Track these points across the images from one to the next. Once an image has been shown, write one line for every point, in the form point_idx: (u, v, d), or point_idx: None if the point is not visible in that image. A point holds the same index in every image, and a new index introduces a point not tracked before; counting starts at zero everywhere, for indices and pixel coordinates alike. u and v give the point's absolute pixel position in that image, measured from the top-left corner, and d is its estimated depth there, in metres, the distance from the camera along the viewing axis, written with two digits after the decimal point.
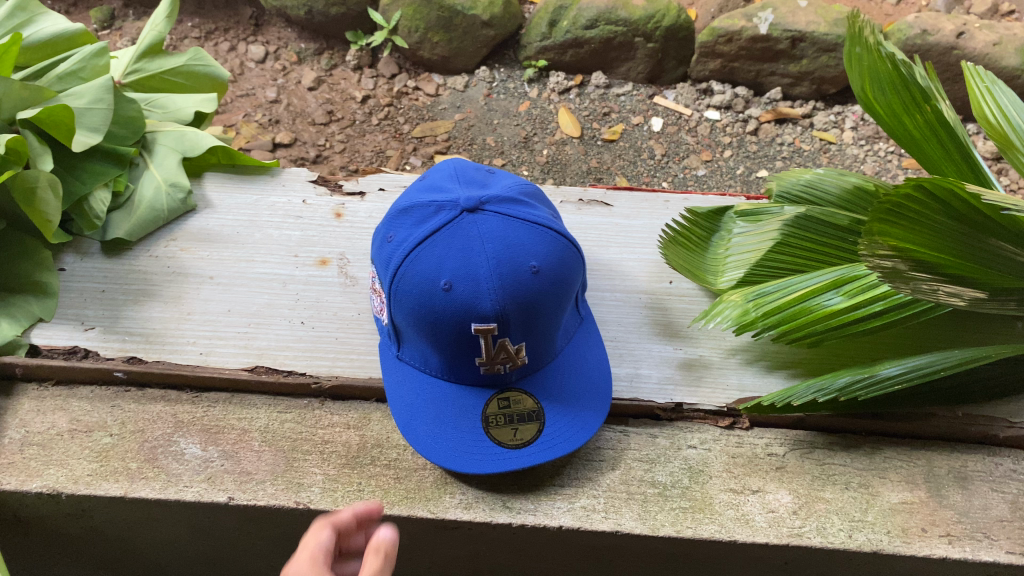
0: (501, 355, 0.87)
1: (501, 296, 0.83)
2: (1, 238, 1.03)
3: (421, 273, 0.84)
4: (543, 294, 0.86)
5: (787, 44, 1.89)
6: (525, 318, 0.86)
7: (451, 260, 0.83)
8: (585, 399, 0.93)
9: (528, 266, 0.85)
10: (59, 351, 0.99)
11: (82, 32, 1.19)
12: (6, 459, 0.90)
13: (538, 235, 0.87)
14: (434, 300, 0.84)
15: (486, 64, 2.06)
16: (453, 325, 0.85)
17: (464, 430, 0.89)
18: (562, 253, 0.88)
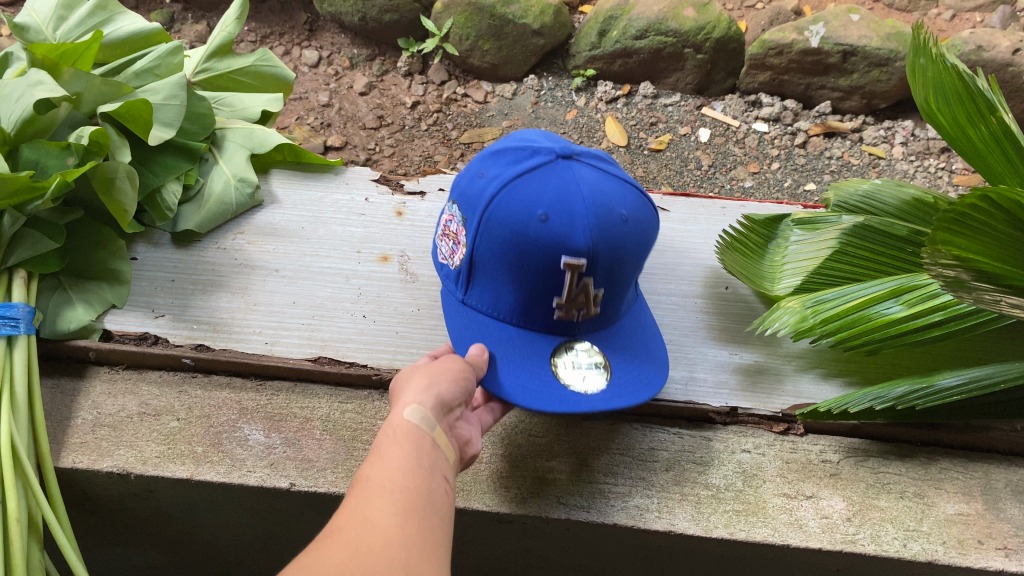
0: (579, 299, 0.85)
1: (595, 234, 0.81)
2: (80, 227, 1.07)
3: (516, 203, 0.82)
4: (630, 242, 0.84)
5: (837, 58, 1.88)
6: (611, 265, 0.84)
7: (549, 192, 0.82)
8: (647, 360, 0.92)
9: (620, 212, 0.84)
10: (131, 336, 1.04)
11: (157, 31, 1.23)
12: (79, 439, 0.94)
13: (628, 192, 0.87)
14: (527, 228, 0.81)
15: (535, 72, 2.09)
16: (543, 258, 0.82)
17: (538, 372, 0.86)
18: (646, 213, 0.88)
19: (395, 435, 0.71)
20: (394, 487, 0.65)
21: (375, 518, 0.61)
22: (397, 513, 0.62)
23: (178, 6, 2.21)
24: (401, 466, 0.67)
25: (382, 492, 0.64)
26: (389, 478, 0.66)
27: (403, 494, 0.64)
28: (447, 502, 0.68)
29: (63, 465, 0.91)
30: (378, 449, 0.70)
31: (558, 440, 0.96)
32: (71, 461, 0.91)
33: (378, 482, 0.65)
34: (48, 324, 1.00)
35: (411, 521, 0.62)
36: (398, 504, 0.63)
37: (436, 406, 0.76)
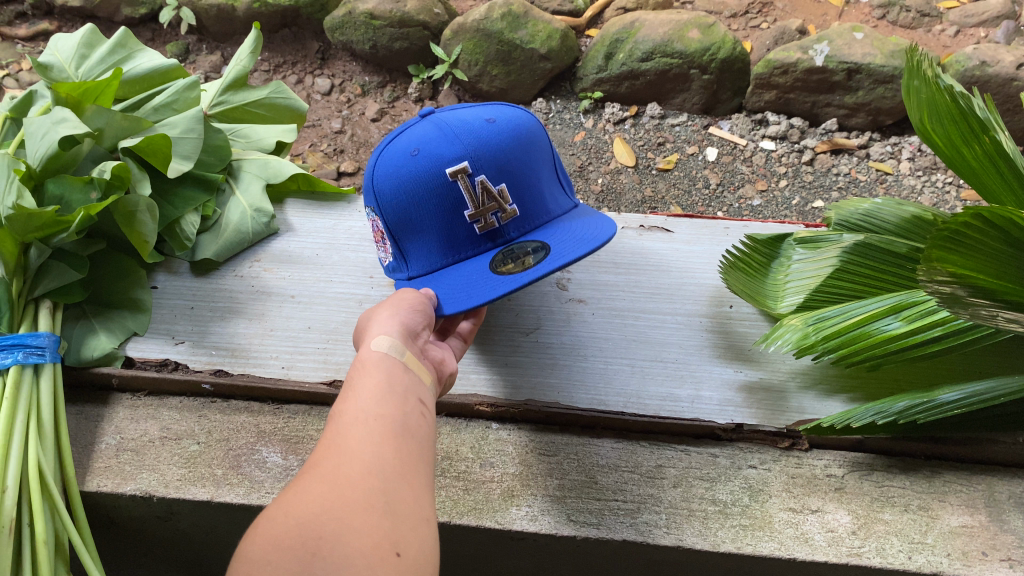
0: (489, 203, 0.92)
1: (466, 139, 0.93)
2: (102, 258, 1.11)
3: (393, 158, 0.94)
4: (504, 136, 0.95)
5: (842, 76, 1.90)
6: (497, 162, 0.93)
7: (415, 134, 0.95)
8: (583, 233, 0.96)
9: (485, 118, 0.96)
10: (152, 363, 1.07)
11: (175, 67, 1.27)
12: (103, 463, 0.97)
13: (489, 108, 1.00)
14: (410, 163, 0.92)
15: (544, 96, 2.12)
16: (433, 183, 0.92)
17: (475, 279, 0.91)
18: (519, 120, 1.00)
19: (365, 366, 0.74)
20: (368, 415, 0.68)
21: (352, 448, 0.64)
22: (372, 439, 0.65)
23: (194, 38, 2.27)
24: (373, 394, 0.70)
25: (356, 422, 0.66)
26: (362, 407, 0.68)
27: (377, 421, 0.67)
28: (424, 423, 0.72)
29: (89, 488, 0.95)
30: (350, 382, 0.73)
31: (567, 458, 0.98)
32: (96, 484, 0.95)
33: (351, 413, 0.68)
34: (72, 352, 1.04)
35: (387, 445, 0.65)
36: (374, 431, 0.66)
37: (402, 335, 0.80)
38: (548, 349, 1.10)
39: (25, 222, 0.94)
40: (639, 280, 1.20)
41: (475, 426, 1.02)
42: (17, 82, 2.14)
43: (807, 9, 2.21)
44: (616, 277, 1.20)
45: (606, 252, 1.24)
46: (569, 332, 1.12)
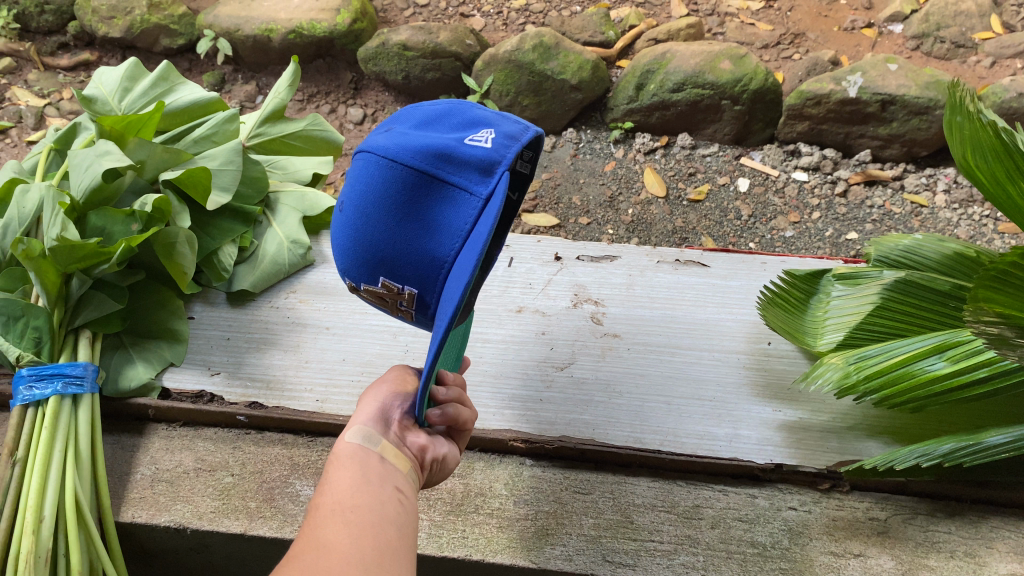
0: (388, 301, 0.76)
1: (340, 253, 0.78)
2: (141, 289, 1.12)
3: None
4: (351, 231, 0.74)
5: (876, 107, 1.89)
6: (361, 264, 0.75)
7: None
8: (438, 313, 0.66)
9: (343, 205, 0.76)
10: (188, 394, 1.08)
11: (216, 100, 1.28)
12: (138, 494, 0.97)
13: (355, 166, 0.75)
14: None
15: (574, 125, 2.13)
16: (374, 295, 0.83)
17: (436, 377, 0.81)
18: (375, 167, 0.71)
19: (346, 453, 0.75)
20: (347, 504, 0.69)
21: (330, 541, 0.64)
22: (351, 532, 0.65)
23: (229, 68, 2.31)
24: (350, 485, 0.71)
25: (336, 512, 0.68)
26: (339, 500, 0.69)
27: (354, 514, 0.68)
28: (405, 509, 0.72)
29: (123, 519, 0.95)
30: (327, 475, 0.74)
31: (603, 497, 0.97)
32: (131, 515, 0.95)
33: (329, 507, 0.68)
34: (110, 382, 1.05)
35: (365, 538, 0.66)
36: (351, 524, 0.66)
37: (378, 423, 0.79)
38: (582, 385, 1.09)
39: (67, 252, 0.95)
40: (674, 315, 1.19)
41: (508, 461, 1.01)
42: (57, 111, 2.19)
43: (840, 40, 2.21)
44: (650, 312, 1.19)
45: (641, 286, 1.23)
46: (602, 367, 1.11)
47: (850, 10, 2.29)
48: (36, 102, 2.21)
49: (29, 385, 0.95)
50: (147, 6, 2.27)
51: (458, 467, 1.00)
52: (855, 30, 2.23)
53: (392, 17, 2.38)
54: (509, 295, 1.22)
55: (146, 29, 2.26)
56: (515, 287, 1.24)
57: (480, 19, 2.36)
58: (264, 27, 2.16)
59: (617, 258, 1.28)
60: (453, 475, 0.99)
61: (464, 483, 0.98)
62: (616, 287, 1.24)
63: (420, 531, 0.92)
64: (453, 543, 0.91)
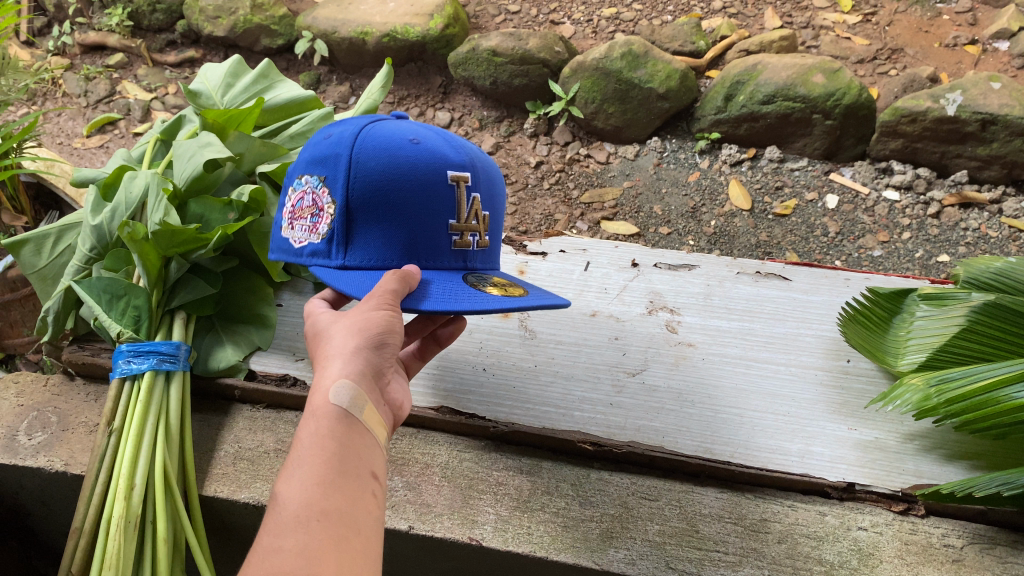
0: (471, 223, 0.89)
1: (465, 153, 0.91)
2: (234, 275, 1.17)
3: (382, 138, 0.86)
4: (488, 166, 0.95)
5: (976, 127, 1.83)
6: (484, 188, 0.93)
7: (412, 130, 0.90)
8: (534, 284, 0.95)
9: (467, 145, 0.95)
10: (273, 377, 1.12)
11: (312, 98, 1.33)
12: (221, 470, 1.02)
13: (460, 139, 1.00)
14: (408, 148, 0.86)
15: (659, 135, 2.12)
16: (430, 176, 0.85)
17: (458, 288, 0.85)
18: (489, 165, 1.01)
19: (315, 438, 0.72)
20: (309, 508, 0.66)
21: (289, 557, 0.62)
22: (312, 543, 0.63)
23: (325, 69, 2.38)
24: (319, 479, 0.69)
25: (297, 519, 0.65)
26: (305, 500, 0.67)
27: (320, 522, 0.65)
28: (371, 506, 0.71)
29: (206, 493, 1.00)
30: (296, 452, 0.71)
31: (669, 505, 0.97)
32: (214, 490, 1.00)
33: (295, 510, 0.66)
34: (201, 362, 1.10)
35: (330, 548, 0.64)
36: (315, 533, 0.64)
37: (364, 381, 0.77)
38: (654, 393, 1.09)
39: (167, 236, 1.01)
40: (751, 327, 1.18)
41: (577, 463, 1.02)
42: (163, 105, 2.30)
43: (940, 57, 2.14)
44: (727, 323, 1.19)
45: (719, 297, 1.23)
46: (675, 376, 1.11)
47: (952, 26, 2.22)
48: (144, 96, 2.33)
49: (128, 359, 1.00)
50: (250, 6, 2.36)
51: (527, 465, 1.02)
52: (957, 47, 2.16)
53: (484, 23, 2.42)
54: (584, 298, 1.23)
55: (248, 29, 2.35)
56: (591, 291, 1.25)
57: (571, 26, 2.37)
58: (359, 30, 2.23)
59: (695, 268, 1.28)
60: (522, 472, 1.01)
61: (532, 481, 0.99)
62: (693, 296, 1.23)
63: (486, 524, 0.94)
64: (518, 537, 0.92)
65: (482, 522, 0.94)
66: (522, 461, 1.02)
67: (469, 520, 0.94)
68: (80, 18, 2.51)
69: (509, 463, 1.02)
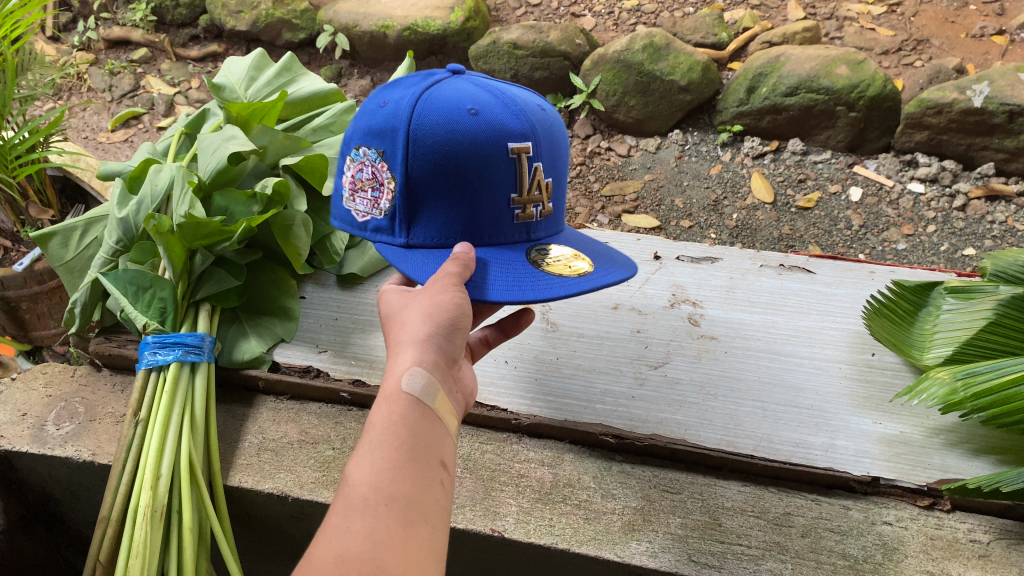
0: (536, 195, 0.87)
1: (527, 117, 0.86)
2: (257, 267, 1.18)
3: (440, 107, 0.82)
4: (553, 128, 0.90)
5: (1003, 118, 1.80)
6: (551, 154, 0.89)
7: (469, 89, 0.85)
8: (603, 258, 0.92)
9: (536, 103, 0.91)
10: (296, 368, 1.13)
11: (335, 91, 1.34)
12: (245, 460, 1.03)
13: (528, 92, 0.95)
14: (462, 117, 0.81)
15: (680, 127, 2.11)
16: (487, 150, 0.82)
17: (520, 270, 0.83)
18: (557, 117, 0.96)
19: (386, 423, 0.71)
20: (377, 492, 0.66)
21: (355, 540, 0.62)
22: (380, 528, 0.63)
23: (346, 63, 2.39)
24: (389, 465, 0.68)
25: (364, 502, 0.65)
26: (374, 486, 0.66)
27: (387, 506, 0.65)
28: (442, 493, 0.70)
29: (231, 483, 1.01)
30: (369, 436, 0.71)
31: (691, 498, 0.96)
32: (237, 480, 1.01)
33: (362, 493, 0.66)
34: (225, 353, 1.11)
35: (397, 533, 0.63)
36: (383, 518, 0.64)
37: (435, 368, 0.77)
38: (676, 386, 1.09)
39: (192, 229, 1.02)
40: (775, 320, 1.17)
41: (598, 455, 1.02)
42: (186, 99, 2.32)
43: (967, 48, 2.12)
44: (750, 316, 1.18)
45: (741, 290, 1.22)
46: (697, 369, 1.11)
47: (979, 16, 2.19)
48: (167, 91, 2.35)
49: (154, 350, 1.02)
50: (272, 1, 2.37)
51: (548, 457, 1.02)
52: (984, 38, 2.13)
53: (505, 16, 2.41)
54: (606, 292, 1.23)
55: (270, 23, 2.37)
56: (613, 284, 1.25)
57: (591, 19, 2.37)
58: (380, 24, 2.23)
59: (718, 261, 1.28)
60: (543, 464, 1.01)
61: (554, 473, 0.99)
62: (715, 289, 1.23)
63: (508, 516, 0.94)
64: (539, 529, 0.92)
65: (503, 515, 0.94)
66: (543, 454, 1.02)
67: (491, 512, 0.95)
68: (106, 14, 2.53)
69: (531, 455, 1.02)
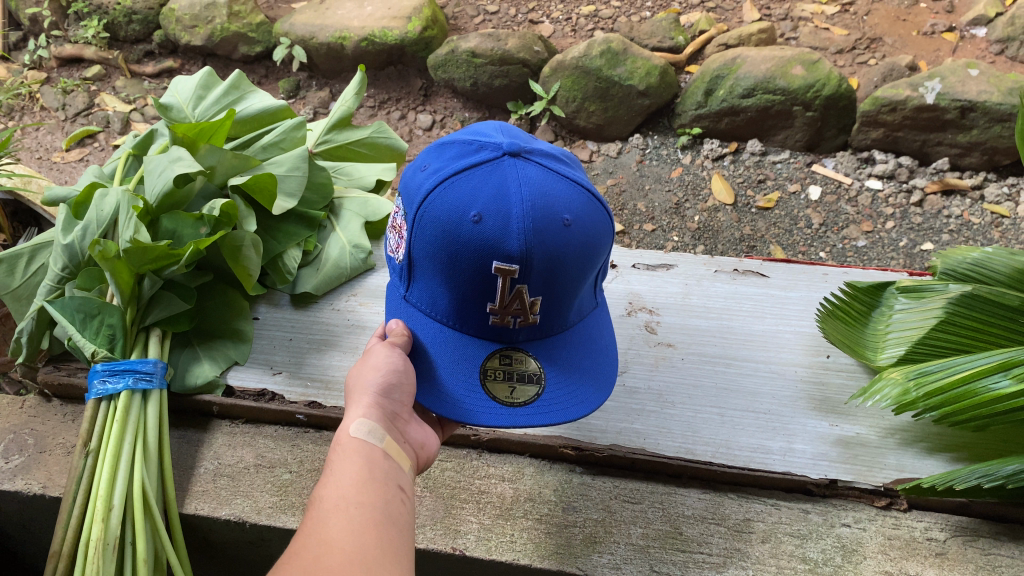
0: (515, 310, 0.83)
1: (530, 236, 0.78)
2: (208, 290, 1.17)
3: (451, 203, 0.80)
4: (572, 248, 0.81)
5: (955, 114, 1.83)
6: (549, 273, 0.81)
7: (483, 194, 0.79)
8: (579, 384, 0.88)
9: (564, 214, 0.80)
10: (251, 392, 1.11)
11: (283, 108, 1.33)
12: (201, 487, 1.01)
13: (578, 192, 0.83)
14: (459, 227, 0.79)
15: (641, 131, 2.12)
16: (473, 261, 0.80)
17: (462, 376, 0.86)
18: (595, 223, 0.84)
19: (345, 456, 0.78)
20: (345, 500, 0.72)
21: (331, 535, 0.67)
22: (352, 525, 0.68)
23: (304, 74, 2.37)
24: (352, 480, 0.74)
25: (334, 506, 0.70)
26: (343, 494, 0.72)
27: (356, 509, 0.71)
28: (404, 508, 0.75)
29: (187, 511, 0.99)
30: (331, 466, 0.77)
31: (652, 507, 0.96)
32: (194, 507, 0.99)
33: (331, 499, 0.71)
34: (178, 379, 1.09)
35: (367, 530, 0.69)
36: (356, 518, 0.69)
37: (381, 418, 0.83)
38: (634, 395, 1.09)
39: (139, 254, 1.00)
40: (730, 325, 1.18)
41: (558, 468, 1.01)
42: (142, 116, 2.29)
43: (918, 44, 2.15)
44: (706, 322, 1.19)
45: (697, 296, 1.23)
46: (655, 377, 1.11)
47: (930, 14, 2.22)
48: (123, 109, 2.31)
49: (103, 379, 1.00)
50: (226, 14, 2.34)
51: (508, 472, 1.01)
52: (934, 35, 2.16)
53: (463, 24, 2.41)
54: None
55: (225, 37, 2.34)
56: None
57: (549, 25, 2.37)
58: (337, 35, 2.22)
59: (673, 267, 1.28)
60: (503, 479, 1.00)
61: (514, 488, 0.99)
62: (671, 296, 1.23)
63: (469, 534, 0.93)
64: (500, 547, 0.92)
65: (464, 532, 0.94)
66: (503, 468, 1.01)
67: (452, 530, 0.94)
68: (56, 31, 2.48)
69: (490, 470, 1.01)
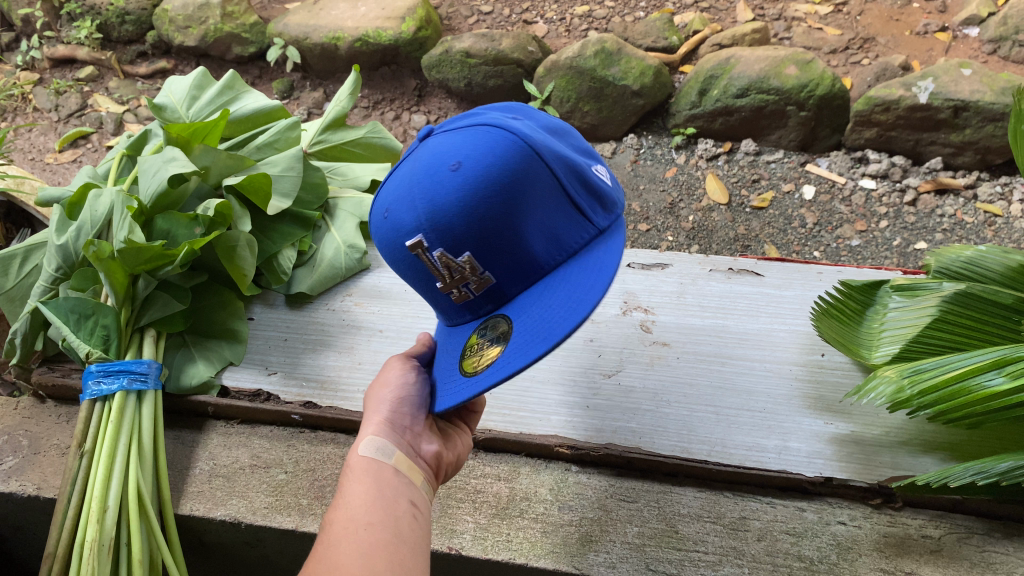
0: (456, 278, 0.74)
1: (419, 205, 0.71)
2: (204, 291, 1.17)
3: (375, 209, 0.77)
4: (467, 194, 0.69)
5: (948, 113, 1.84)
6: (458, 227, 0.70)
7: (391, 186, 0.75)
8: (548, 328, 0.71)
9: (452, 163, 0.71)
10: (246, 393, 1.11)
11: (278, 108, 1.33)
12: (196, 488, 1.01)
13: (479, 133, 0.72)
14: (382, 229, 0.76)
15: (635, 132, 2.12)
16: (401, 255, 0.75)
17: (451, 366, 0.79)
18: (504, 147, 0.71)
19: (356, 475, 0.80)
20: (356, 522, 0.75)
21: (341, 563, 0.71)
22: (361, 551, 0.72)
23: (299, 75, 2.37)
24: (363, 501, 0.77)
25: (346, 531, 0.74)
26: (353, 516, 0.75)
27: (366, 532, 0.74)
28: (415, 524, 0.78)
29: (182, 512, 0.99)
30: (344, 485, 0.80)
31: (647, 506, 0.96)
32: (189, 508, 0.99)
33: (342, 524, 0.75)
34: (173, 380, 1.09)
35: (376, 554, 0.72)
36: (365, 542, 0.73)
37: (392, 433, 0.85)
38: (629, 394, 1.09)
39: (134, 254, 1.00)
40: (725, 325, 1.18)
41: (554, 467, 1.01)
42: (136, 117, 2.29)
43: (912, 44, 2.15)
44: (701, 321, 1.19)
45: (692, 295, 1.23)
46: (650, 376, 1.11)
47: (923, 14, 2.23)
48: (116, 110, 2.31)
49: (98, 380, 1.00)
50: (220, 15, 2.34)
51: (504, 471, 1.01)
52: (928, 34, 2.16)
53: (457, 24, 2.41)
54: None
55: (219, 37, 2.34)
56: None
57: (543, 25, 2.37)
58: (331, 35, 2.22)
59: (668, 267, 1.28)
60: (499, 479, 1.00)
61: (509, 487, 0.99)
62: (666, 295, 1.23)
63: (465, 534, 0.93)
64: (497, 546, 0.92)
65: (460, 532, 0.94)
66: (499, 468, 1.02)
67: (448, 530, 0.94)
68: (49, 32, 2.47)
69: (486, 469, 1.01)
